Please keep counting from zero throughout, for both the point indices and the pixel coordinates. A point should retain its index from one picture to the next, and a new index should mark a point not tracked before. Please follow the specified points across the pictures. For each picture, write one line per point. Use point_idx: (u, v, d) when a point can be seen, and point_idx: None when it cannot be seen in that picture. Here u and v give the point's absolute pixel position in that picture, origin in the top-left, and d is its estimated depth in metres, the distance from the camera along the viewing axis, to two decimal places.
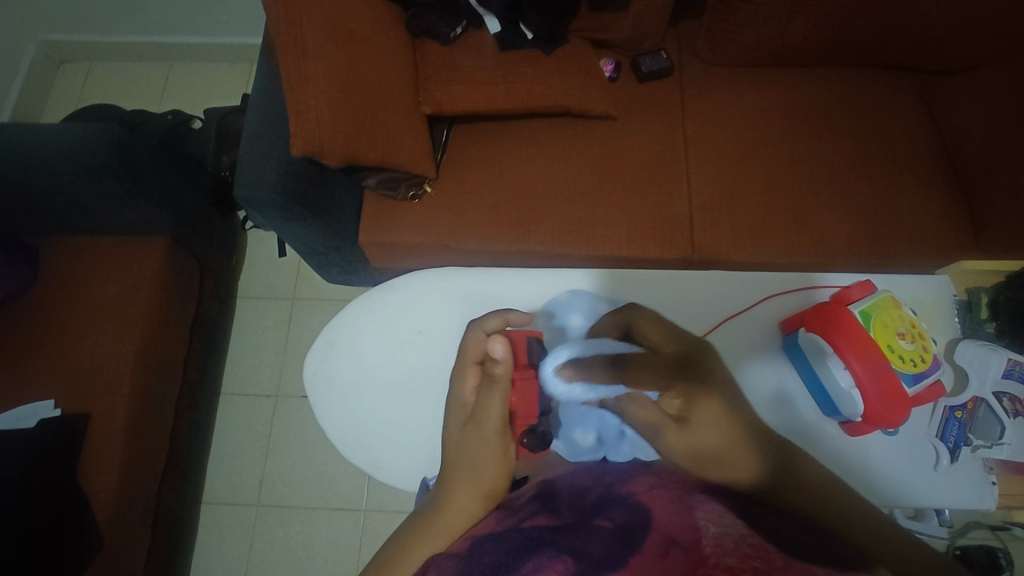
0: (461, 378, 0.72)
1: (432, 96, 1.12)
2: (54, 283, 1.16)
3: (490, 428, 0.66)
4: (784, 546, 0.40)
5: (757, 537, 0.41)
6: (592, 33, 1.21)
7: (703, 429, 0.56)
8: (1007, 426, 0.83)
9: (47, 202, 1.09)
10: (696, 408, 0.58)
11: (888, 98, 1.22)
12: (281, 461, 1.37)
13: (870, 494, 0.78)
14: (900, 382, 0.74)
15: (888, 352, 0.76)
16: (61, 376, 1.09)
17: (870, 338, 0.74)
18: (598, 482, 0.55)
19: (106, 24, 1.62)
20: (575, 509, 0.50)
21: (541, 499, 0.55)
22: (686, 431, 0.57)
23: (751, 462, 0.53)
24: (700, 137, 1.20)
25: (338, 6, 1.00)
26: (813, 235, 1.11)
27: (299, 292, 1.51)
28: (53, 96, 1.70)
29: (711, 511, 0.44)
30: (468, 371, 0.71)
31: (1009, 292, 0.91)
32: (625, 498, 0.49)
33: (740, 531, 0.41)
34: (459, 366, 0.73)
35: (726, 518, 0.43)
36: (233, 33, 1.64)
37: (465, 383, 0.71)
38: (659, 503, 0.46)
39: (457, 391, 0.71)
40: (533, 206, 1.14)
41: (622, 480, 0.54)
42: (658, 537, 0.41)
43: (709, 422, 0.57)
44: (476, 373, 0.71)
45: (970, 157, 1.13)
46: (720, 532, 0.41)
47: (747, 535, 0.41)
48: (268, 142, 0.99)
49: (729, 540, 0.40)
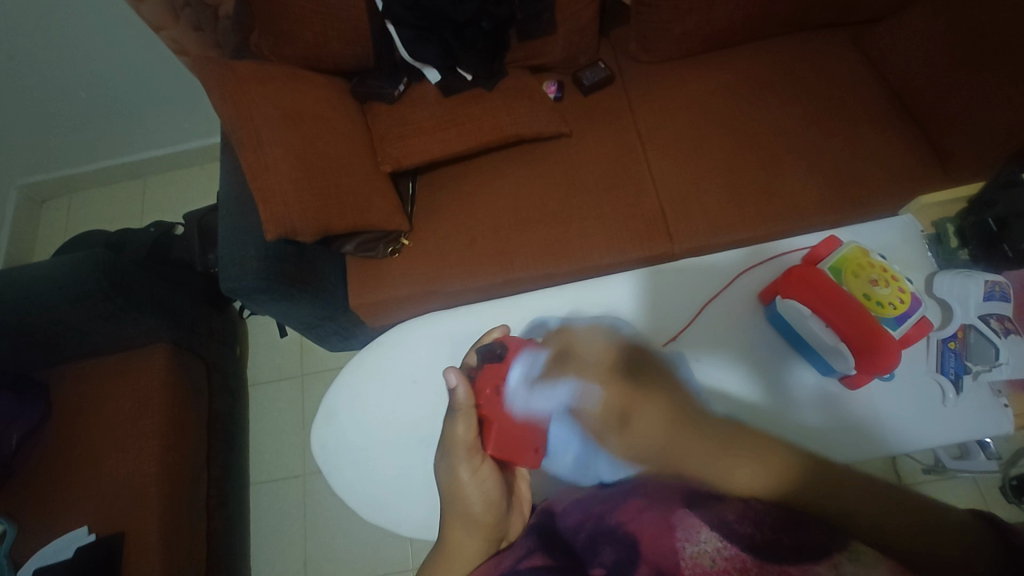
0: (451, 424, 0.72)
1: (389, 154, 1.16)
2: (68, 411, 1.18)
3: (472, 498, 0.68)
4: (759, 555, 0.45)
5: (730, 548, 0.45)
6: (528, 61, 1.25)
7: (642, 432, 0.69)
8: (1001, 347, 0.79)
9: (47, 335, 1.12)
10: (634, 415, 0.71)
11: (825, 56, 1.25)
12: (320, 538, 1.36)
13: (882, 446, 0.79)
14: (879, 326, 0.75)
15: (864, 301, 0.78)
16: (89, 501, 1.10)
17: (836, 289, 0.78)
18: (588, 513, 0.59)
19: (78, 155, 1.70)
20: (568, 553, 0.54)
21: (536, 536, 0.60)
22: (625, 433, 0.71)
23: (782, 461, 0.56)
24: (654, 135, 1.22)
25: (282, 92, 1.05)
26: (784, 201, 1.12)
27: (307, 367, 1.53)
28: (40, 234, 1.77)
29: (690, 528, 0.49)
30: (455, 415, 0.72)
31: (969, 215, 0.89)
32: (615, 532, 0.52)
33: (715, 543, 0.46)
34: (450, 415, 0.73)
35: (703, 534, 0.48)
36: (196, 136, 1.72)
37: (452, 426, 0.72)
38: (645, 532, 0.51)
39: (448, 433, 0.72)
40: (508, 235, 1.16)
41: (610, 508, 0.57)
42: (648, 568, 0.47)
43: (647, 420, 0.70)
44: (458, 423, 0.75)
45: (918, 93, 1.15)
46: (697, 550, 0.46)
47: (723, 548, 0.46)
48: (243, 232, 1.03)
49: (705, 559, 0.45)
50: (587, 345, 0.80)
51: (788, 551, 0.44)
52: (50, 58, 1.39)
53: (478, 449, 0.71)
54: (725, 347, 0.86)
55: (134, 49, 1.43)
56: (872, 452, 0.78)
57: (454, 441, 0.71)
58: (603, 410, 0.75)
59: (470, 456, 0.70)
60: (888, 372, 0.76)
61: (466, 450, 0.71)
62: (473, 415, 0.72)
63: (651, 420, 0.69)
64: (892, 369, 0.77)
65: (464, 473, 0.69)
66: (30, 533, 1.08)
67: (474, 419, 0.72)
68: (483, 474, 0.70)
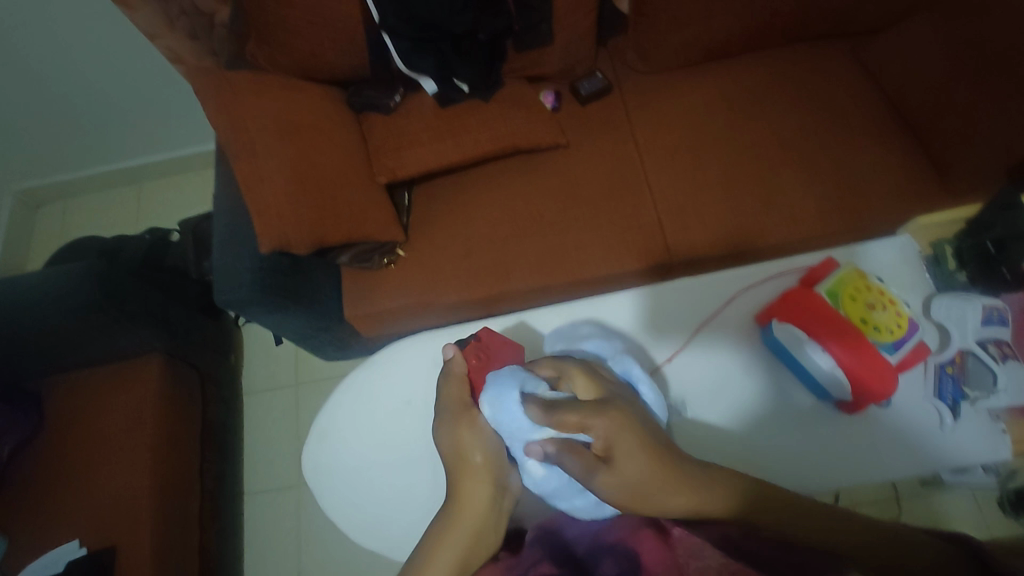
0: (453, 434, 0.78)
1: (385, 165, 1.15)
2: (61, 421, 1.17)
3: (472, 485, 0.74)
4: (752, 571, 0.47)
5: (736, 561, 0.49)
6: (526, 71, 1.25)
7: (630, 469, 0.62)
8: (999, 372, 0.79)
9: (41, 346, 1.12)
10: (615, 444, 0.62)
11: (821, 67, 1.24)
12: (315, 548, 1.35)
13: (875, 470, 0.79)
14: (874, 352, 0.76)
15: (862, 325, 0.78)
16: (82, 514, 1.09)
17: (835, 317, 0.78)
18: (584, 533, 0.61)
19: (72, 162, 1.69)
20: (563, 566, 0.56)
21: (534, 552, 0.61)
22: (612, 469, 0.62)
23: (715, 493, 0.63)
24: (653, 144, 1.22)
25: (278, 102, 1.05)
26: (784, 215, 1.11)
27: (302, 376, 1.52)
28: (35, 240, 1.76)
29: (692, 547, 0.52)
30: (460, 428, 0.78)
31: (967, 237, 0.92)
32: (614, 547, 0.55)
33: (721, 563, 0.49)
34: (445, 379, 0.83)
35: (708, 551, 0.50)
36: (193, 142, 1.71)
37: (458, 437, 0.77)
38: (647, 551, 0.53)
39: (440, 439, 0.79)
40: (504, 247, 1.15)
41: (604, 529, 0.60)
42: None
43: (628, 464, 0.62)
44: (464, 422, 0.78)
45: (916, 106, 1.14)
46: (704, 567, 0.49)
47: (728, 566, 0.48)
48: (237, 245, 1.02)
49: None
50: (585, 378, 0.72)
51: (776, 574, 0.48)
52: (47, 64, 1.39)
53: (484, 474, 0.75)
54: (727, 367, 0.85)
55: (130, 55, 1.42)
56: (864, 478, 0.78)
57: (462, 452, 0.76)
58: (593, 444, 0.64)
59: (471, 421, 0.78)
60: (881, 396, 0.76)
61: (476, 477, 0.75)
62: (466, 381, 0.82)
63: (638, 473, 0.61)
64: (888, 394, 0.77)
65: (467, 436, 0.77)
66: (22, 546, 1.07)
67: (466, 383, 0.82)
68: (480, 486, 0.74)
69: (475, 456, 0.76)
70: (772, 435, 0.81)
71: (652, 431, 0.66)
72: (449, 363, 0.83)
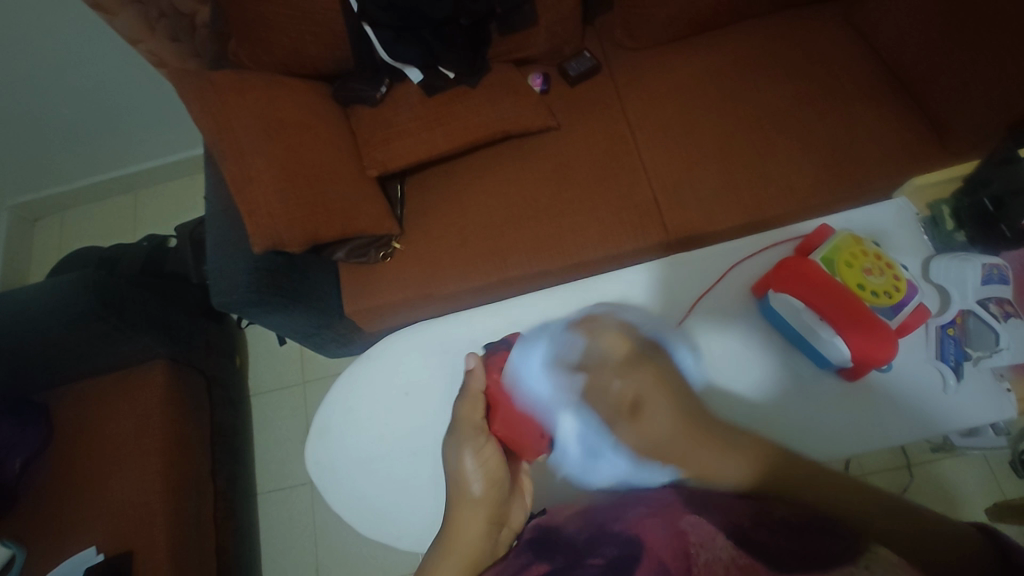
0: (461, 456, 0.76)
1: (375, 159, 1.14)
2: (70, 432, 1.18)
3: (479, 509, 0.72)
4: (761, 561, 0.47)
5: (743, 556, 0.48)
6: (513, 54, 1.23)
7: (656, 418, 0.69)
8: (1000, 331, 0.78)
9: (45, 357, 1.13)
10: (646, 399, 0.70)
11: (811, 34, 1.22)
12: (331, 542, 1.37)
13: (876, 439, 0.78)
14: (875, 317, 0.75)
15: (860, 291, 0.77)
16: (98, 522, 1.11)
17: (831, 282, 0.78)
18: (589, 523, 0.62)
19: (65, 174, 1.69)
20: (567, 553, 0.57)
21: (539, 547, 0.61)
22: (638, 421, 0.69)
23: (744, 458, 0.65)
24: (644, 122, 1.20)
25: (263, 102, 1.04)
26: (781, 187, 1.10)
27: (308, 374, 1.52)
28: (35, 254, 1.76)
29: (701, 534, 0.52)
30: (466, 450, 0.76)
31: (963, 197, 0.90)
32: (614, 538, 0.56)
33: (729, 553, 0.48)
34: (461, 398, 0.82)
35: (714, 542, 0.50)
36: (183, 146, 1.70)
37: (463, 461, 0.76)
38: (649, 537, 0.53)
39: (456, 465, 0.76)
40: (500, 234, 1.15)
41: (612, 518, 0.61)
42: (647, 565, 0.50)
43: (656, 416, 0.69)
44: (472, 446, 0.77)
45: (911, 66, 1.12)
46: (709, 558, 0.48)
47: (735, 557, 0.48)
48: (232, 247, 1.02)
49: (711, 564, 0.47)
50: (616, 336, 0.76)
51: (788, 556, 0.47)
52: (31, 77, 1.38)
53: (488, 500, 0.73)
54: (726, 341, 0.85)
55: (114, 63, 1.41)
56: (867, 447, 0.78)
57: (469, 475, 0.75)
58: (622, 392, 0.71)
59: (476, 443, 0.77)
60: (879, 363, 0.76)
61: (482, 508, 0.72)
62: (480, 397, 0.81)
63: (665, 418, 0.68)
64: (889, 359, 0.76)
65: (469, 459, 0.76)
66: (40, 556, 1.09)
67: (480, 401, 0.80)
68: (482, 504, 0.73)
69: (474, 486, 0.74)
70: (774, 410, 0.81)
71: (681, 389, 0.72)
72: (469, 377, 0.82)
